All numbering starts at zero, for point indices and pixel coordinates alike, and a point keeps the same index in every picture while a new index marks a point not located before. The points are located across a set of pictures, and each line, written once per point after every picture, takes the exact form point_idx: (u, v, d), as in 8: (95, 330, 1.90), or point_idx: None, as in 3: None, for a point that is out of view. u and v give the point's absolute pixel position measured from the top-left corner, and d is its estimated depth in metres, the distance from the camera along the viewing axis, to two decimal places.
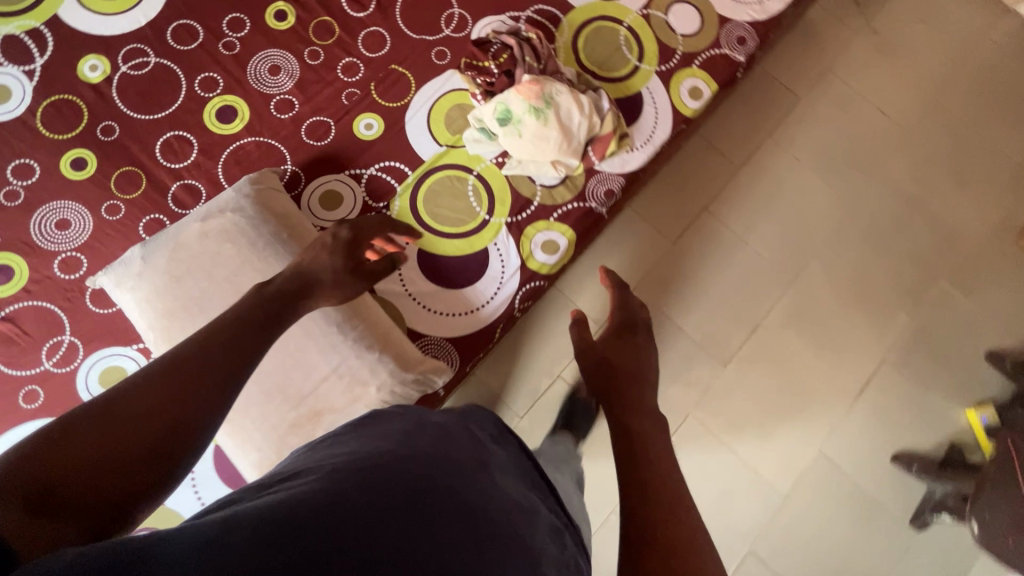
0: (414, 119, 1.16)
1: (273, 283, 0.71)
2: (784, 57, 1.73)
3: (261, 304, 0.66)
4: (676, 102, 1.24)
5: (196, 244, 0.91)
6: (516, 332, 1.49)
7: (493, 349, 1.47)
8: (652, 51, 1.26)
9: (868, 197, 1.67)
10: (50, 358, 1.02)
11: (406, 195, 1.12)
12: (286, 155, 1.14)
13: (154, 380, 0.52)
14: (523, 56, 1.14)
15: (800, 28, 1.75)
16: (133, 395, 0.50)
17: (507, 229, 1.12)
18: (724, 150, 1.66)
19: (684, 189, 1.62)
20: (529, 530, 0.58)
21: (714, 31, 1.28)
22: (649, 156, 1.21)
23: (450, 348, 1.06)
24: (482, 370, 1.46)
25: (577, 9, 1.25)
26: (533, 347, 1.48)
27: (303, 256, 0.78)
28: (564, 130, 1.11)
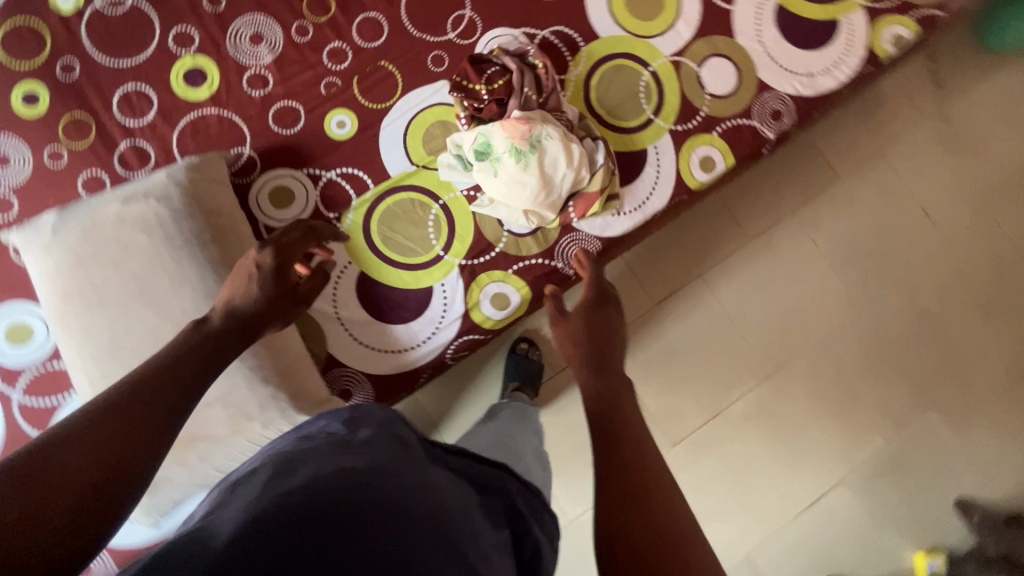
0: (391, 127, 1.06)
1: (212, 322, 0.66)
2: (836, 128, 1.55)
3: (202, 340, 0.62)
4: (682, 170, 1.11)
5: (109, 225, 0.85)
6: (471, 364, 1.42)
7: (442, 375, 1.40)
8: (672, 105, 1.12)
9: (881, 303, 1.53)
10: None
11: (361, 210, 1.03)
12: (247, 137, 1.05)
13: (92, 427, 0.47)
14: (522, 86, 1.02)
15: (862, 98, 1.56)
16: (67, 442, 0.45)
17: (459, 271, 1.03)
18: (739, 216, 1.52)
19: (683, 249, 1.50)
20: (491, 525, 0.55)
21: (749, 98, 1.13)
22: (635, 224, 1.09)
23: (367, 385, 1.00)
24: (426, 394, 1.39)
25: (602, 41, 1.12)
26: (484, 385, 1.41)
27: (232, 293, 0.71)
28: (544, 179, 1.00)
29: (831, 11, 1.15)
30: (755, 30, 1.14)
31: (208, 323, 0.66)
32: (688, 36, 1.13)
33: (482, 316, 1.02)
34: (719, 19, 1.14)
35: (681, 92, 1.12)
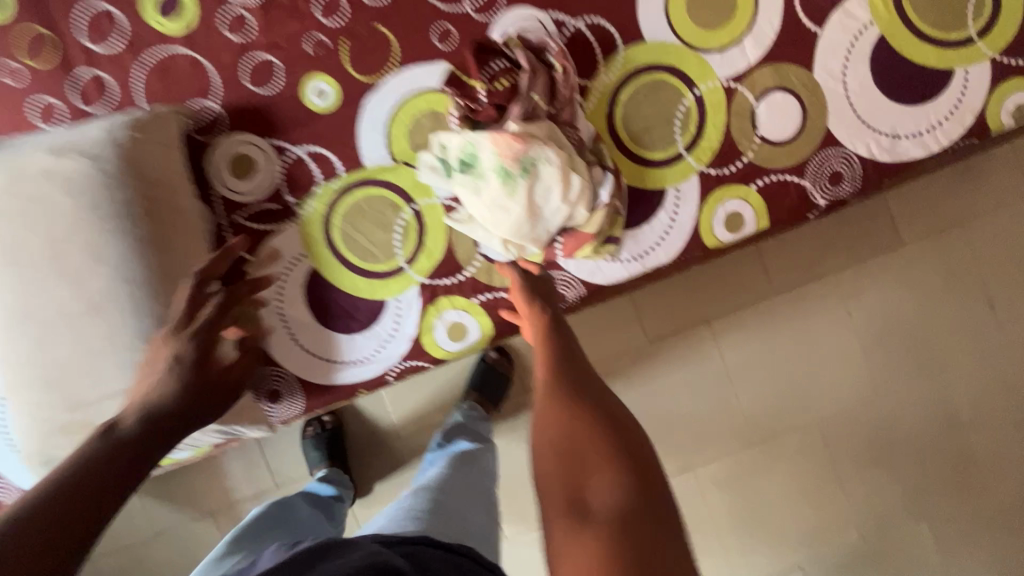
0: (375, 108, 0.92)
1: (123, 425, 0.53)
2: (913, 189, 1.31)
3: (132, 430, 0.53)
4: (702, 223, 0.94)
5: (33, 179, 0.76)
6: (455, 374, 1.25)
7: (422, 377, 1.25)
8: (712, 142, 0.93)
9: (904, 394, 1.35)
10: None
11: (326, 200, 0.92)
12: (216, 89, 0.92)
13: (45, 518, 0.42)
14: (531, 92, 0.86)
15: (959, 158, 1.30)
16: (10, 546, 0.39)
17: (419, 290, 0.93)
18: (768, 265, 1.33)
19: (694, 289, 1.33)
20: None
21: (808, 150, 0.93)
22: (630, 275, 0.95)
23: (297, 390, 0.93)
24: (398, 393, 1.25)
25: (646, 47, 0.91)
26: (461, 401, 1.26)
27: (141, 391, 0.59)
28: (531, 210, 0.85)
29: (947, 57, 0.90)
30: (841, 65, 0.91)
31: (117, 429, 0.52)
32: (755, 59, 0.91)
33: (434, 345, 0.92)
34: (799, 44, 0.91)
35: (727, 129, 0.93)
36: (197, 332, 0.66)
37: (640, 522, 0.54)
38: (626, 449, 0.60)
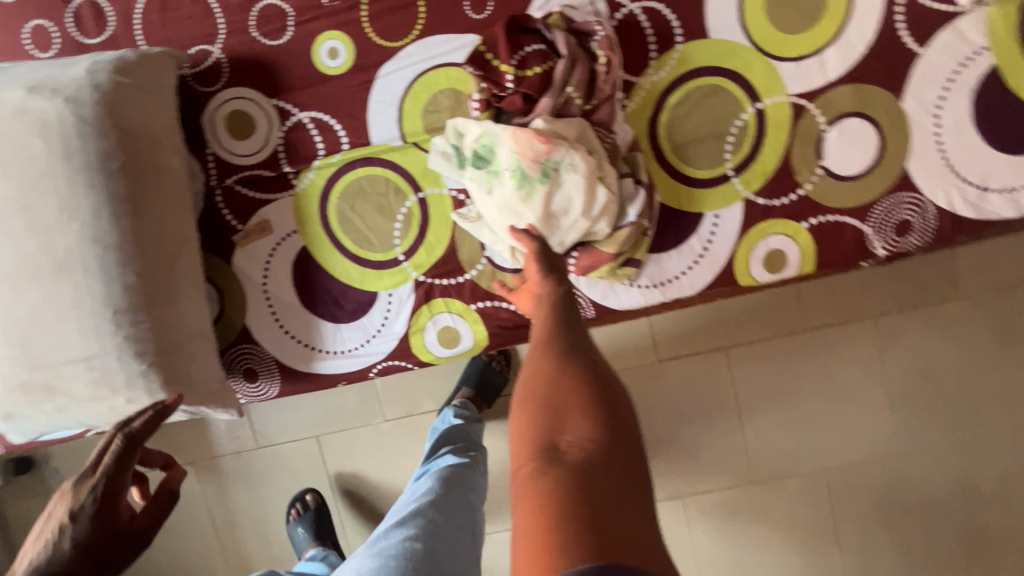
0: (391, 78, 0.82)
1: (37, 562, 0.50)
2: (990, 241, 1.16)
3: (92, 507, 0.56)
4: (737, 258, 0.83)
5: (6, 116, 0.70)
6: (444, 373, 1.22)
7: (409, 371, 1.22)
8: (766, 167, 0.80)
9: (929, 460, 1.23)
10: None
11: (326, 174, 0.84)
12: (221, 33, 0.83)
13: None
14: (566, 84, 0.74)
15: None
16: None
17: (413, 286, 0.85)
18: (804, 299, 1.21)
19: (717, 313, 1.22)
20: None
21: (877, 192, 0.80)
22: (647, 303, 0.85)
23: (273, 373, 0.88)
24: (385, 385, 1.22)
25: (708, 44, 0.78)
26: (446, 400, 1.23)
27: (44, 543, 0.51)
28: (545, 220, 0.75)
29: None
30: (938, 97, 0.77)
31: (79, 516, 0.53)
32: (835, 76, 0.78)
33: (422, 349, 0.85)
34: (891, 64, 0.77)
35: (786, 154, 0.80)
36: (108, 480, 0.55)
37: (614, 496, 0.39)
38: (612, 406, 0.45)
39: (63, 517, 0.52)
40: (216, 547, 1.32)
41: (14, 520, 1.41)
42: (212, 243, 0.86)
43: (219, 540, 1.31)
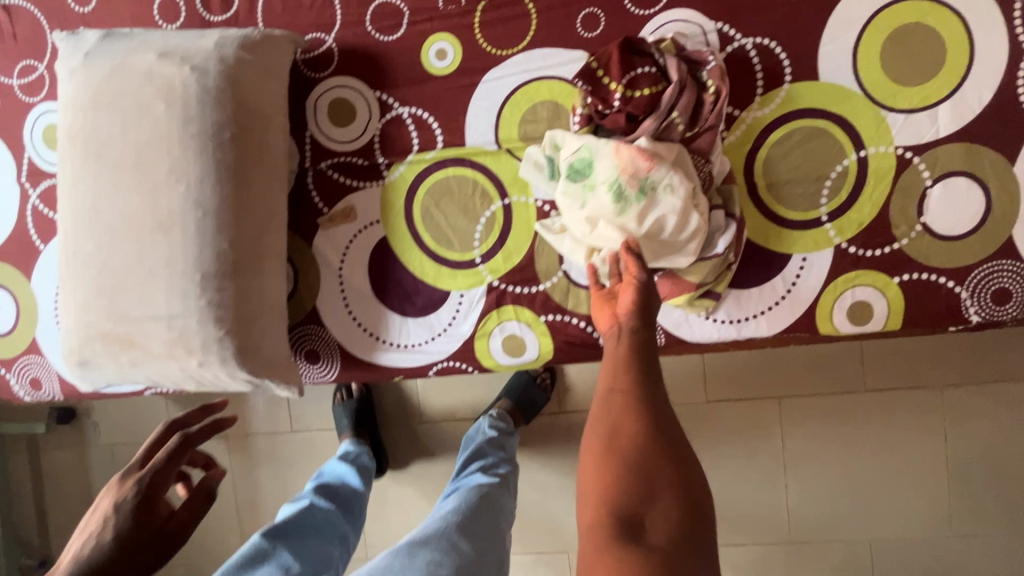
0: (494, 84, 0.83)
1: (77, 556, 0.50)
2: None
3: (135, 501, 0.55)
4: (820, 305, 0.80)
5: (136, 77, 0.74)
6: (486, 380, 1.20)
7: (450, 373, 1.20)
8: (861, 216, 0.78)
9: (986, 547, 1.15)
10: (20, 78, 0.94)
11: (416, 169, 0.85)
12: (336, 23, 0.86)
13: None
14: (671, 110, 0.74)
15: None
16: None
17: (485, 290, 0.85)
18: (868, 357, 1.16)
19: (775, 361, 1.19)
20: None
21: (978, 255, 0.76)
22: (720, 338, 0.83)
23: (334, 357, 0.88)
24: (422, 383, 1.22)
25: (818, 86, 0.77)
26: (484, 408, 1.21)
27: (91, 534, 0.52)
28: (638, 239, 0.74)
29: None
30: None
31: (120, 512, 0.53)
32: (947, 131, 0.76)
33: (486, 354, 0.84)
34: (1008, 127, 0.74)
35: (886, 206, 0.78)
36: (152, 475, 0.55)
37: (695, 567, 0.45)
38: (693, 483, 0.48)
39: (108, 508, 0.53)
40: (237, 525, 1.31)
41: (48, 469, 1.44)
42: (297, 221, 0.88)
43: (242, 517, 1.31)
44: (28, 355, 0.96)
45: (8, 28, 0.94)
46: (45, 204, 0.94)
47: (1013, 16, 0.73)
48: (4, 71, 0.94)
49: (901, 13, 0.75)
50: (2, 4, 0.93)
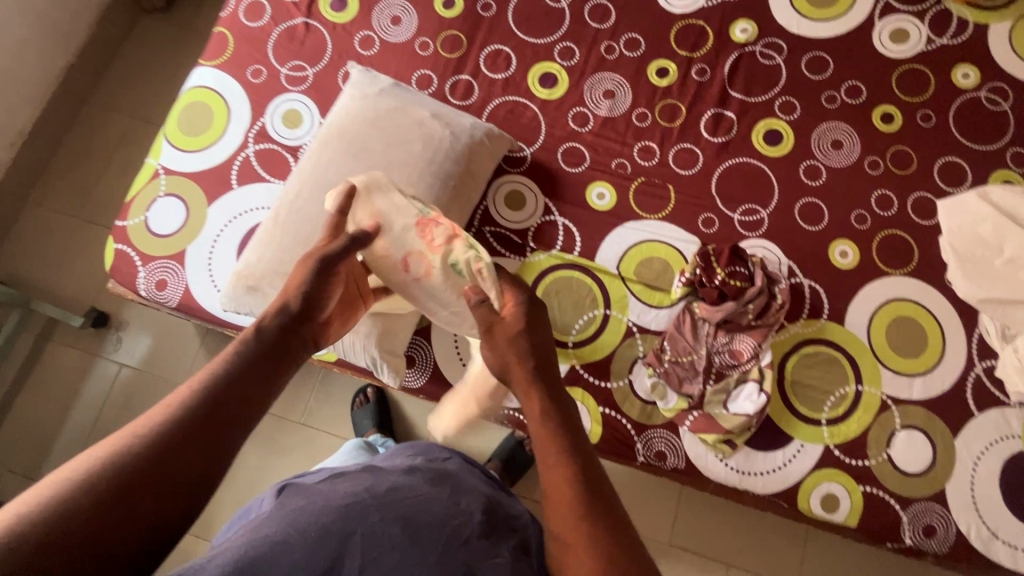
0: (630, 231, 1.13)
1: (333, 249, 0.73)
2: None
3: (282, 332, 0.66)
4: (804, 486, 1.03)
5: (411, 120, 1.02)
6: (492, 430, 1.38)
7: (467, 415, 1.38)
8: (850, 430, 1.05)
9: None
10: (288, 70, 1.21)
11: (551, 261, 1.12)
12: (536, 143, 1.19)
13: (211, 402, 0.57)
14: (749, 302, 1.05)
15: None
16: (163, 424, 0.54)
17: (566, 369, 1.07)
18: (806, 557, 1.31)
19: (736, 530, 1.33)
20: (444, 542, 0.57)
21: (920, 493, 1.03)
22: (724, 480, 1.05)
23: (423, 368, 1.05)
24: None
25: (842, 329, 1.09)
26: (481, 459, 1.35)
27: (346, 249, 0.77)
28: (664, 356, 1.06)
29: None
30: (980, 450, 1.03)
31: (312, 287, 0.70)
32: (918, 397, 1.06)
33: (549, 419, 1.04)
34: (956, 412, 1.05)
35: (866, 430, 1.05)
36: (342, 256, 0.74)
37: None
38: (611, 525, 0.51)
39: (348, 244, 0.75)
40: None
41: (49, 360, 1.46)
42: None
43: None
44: (168, 260, 1.10)
45: (299, 36, 1.24)
46: (258, 158, 1.16)
47: (972, 339, 1.08)
48: (279, 60, 1.22)
49: (905, 306, 1.10)
50: (306, 21, 1.25)
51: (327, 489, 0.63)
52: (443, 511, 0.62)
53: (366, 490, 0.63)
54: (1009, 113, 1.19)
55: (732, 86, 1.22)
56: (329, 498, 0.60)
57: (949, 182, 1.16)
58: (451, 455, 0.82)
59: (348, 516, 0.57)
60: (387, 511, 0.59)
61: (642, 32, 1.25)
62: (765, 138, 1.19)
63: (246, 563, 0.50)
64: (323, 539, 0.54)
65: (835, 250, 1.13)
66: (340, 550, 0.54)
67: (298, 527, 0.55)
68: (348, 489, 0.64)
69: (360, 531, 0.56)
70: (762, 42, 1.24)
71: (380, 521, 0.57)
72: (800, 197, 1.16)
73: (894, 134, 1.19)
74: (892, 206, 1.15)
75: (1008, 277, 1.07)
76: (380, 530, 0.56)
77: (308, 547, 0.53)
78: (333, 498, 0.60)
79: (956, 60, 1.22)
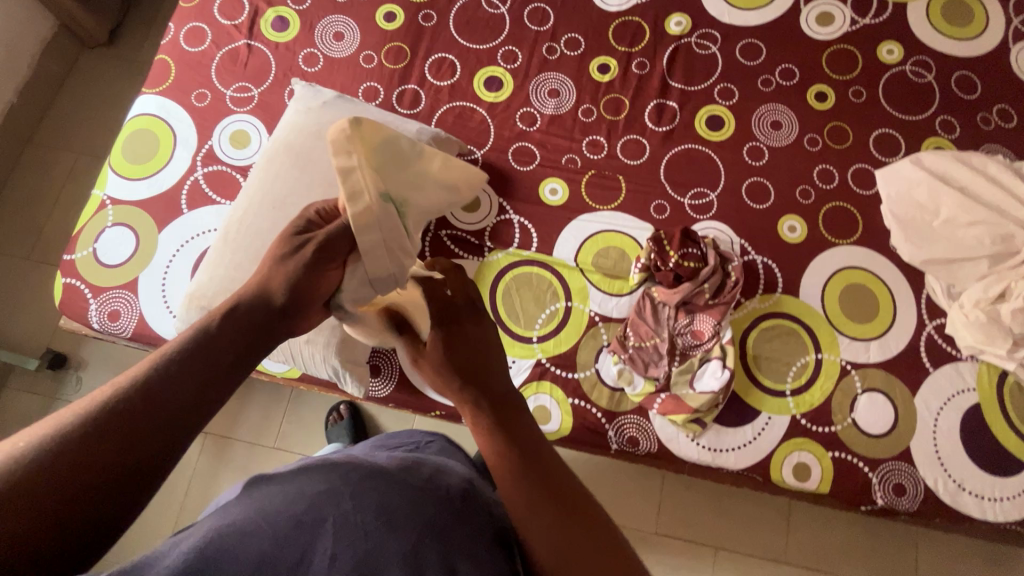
0: (585, 223, 1.15)
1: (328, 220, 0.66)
2: (956, 558, 1.29)
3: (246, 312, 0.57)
4: (775, 458, 1.05)
5: None
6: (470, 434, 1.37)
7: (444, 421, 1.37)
8: (814, 398, 1.07)
9: None
10: (233, 92, 1.21)
11: (509, 258, 1.13)
12: (486, 146, 1.21)
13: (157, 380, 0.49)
14: (704, 282, 1.08)
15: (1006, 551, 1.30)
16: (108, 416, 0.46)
17: (533, 363, 1.08)
18: (790, 532, 1.32)
19: (718, 510, 1.33)
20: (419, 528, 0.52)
21: (886, 454, 1.05)
22: (697, 459, 1.06)
23: (389, 375, 1.04)
24: (421, 422, 1.38)
25: (797, 301, 1.12)
26: None
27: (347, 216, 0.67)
28: (626, 343, 1.08)
29: None
30: (939, 406, 1.06)
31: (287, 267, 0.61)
32: (875, 360, 1.09)
33: None
34: (913, 372, 1.08)
35: (830, 398, 1.07)
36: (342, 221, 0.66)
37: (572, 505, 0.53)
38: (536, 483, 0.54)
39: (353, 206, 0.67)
40: (177, 516, 1.33)
41: (5, 405, 1.41)
42: None
43: (188, 510, 1.33)
44: (120, 289, 1.08)
45: (242, 59, 1.24)
46: (207, 181, 1.15)
47: (921, 300, 1.12)
48: (223, 83, 1.22)
49: (853, 274, 1.13)
50: (248, 43, 1.25)
51: (302, 470, 0.57)
52: (423, 494, 0.57)
53: (342, 468, 0.57)
54: (934, 83, 1.25)
55: (672, 76, 1.26)
56: (303, 479, 0.55)
57: (884, 153, 1.21)
58: (432, 440, 0.79)
59: (320, 504, 0.52)
60: (362, 496, 0.53)
61: (582, 31, 1.28)
62: (707, 124, 1.23)
63: (209, 554, 0.46)
64: (295, 530, 0.49)
65: (784, 225, 1.16)
66: (310, 539, 0.49)
67: (269, 514, 0.50)
68: (326, 466, 0.58)
69: (332, 519, 0.51)
70: (696, 33, 1.28)
71: (356, 508, 0.52)
72: (745, 176, 1.19)
73: (828, 111, 1.24)
74: (834, 179, 1.20)
75: (947, 237, 1.10)
76: (354, 517, 0.51)
77: (276, 540, 0.48)
78: (306, 480, 0.55)
79: (880, 37, 1.28)
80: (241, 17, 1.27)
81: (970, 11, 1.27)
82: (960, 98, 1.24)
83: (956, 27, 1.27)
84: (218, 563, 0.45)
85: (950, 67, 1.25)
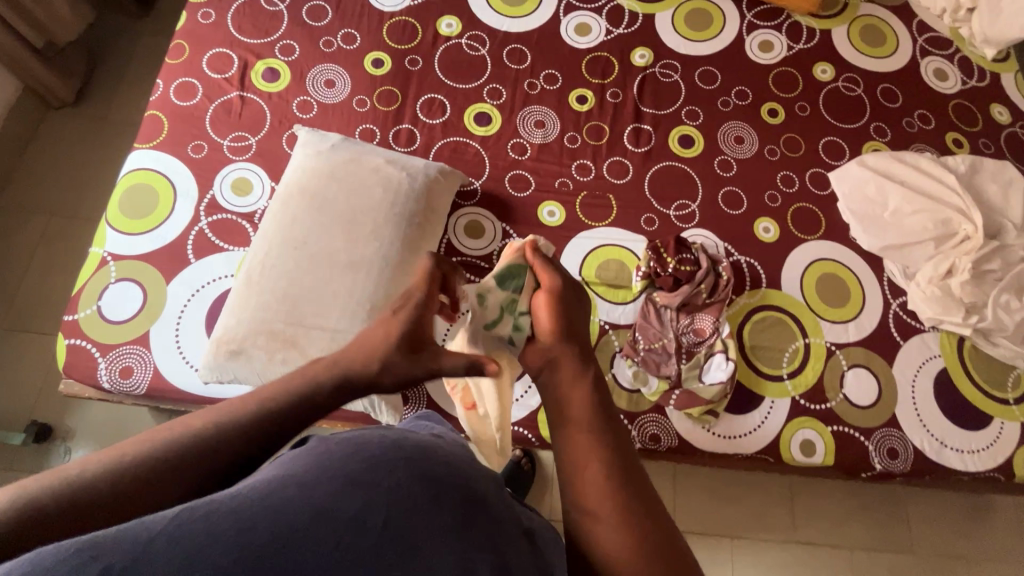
0: (584, 239, 1.24)
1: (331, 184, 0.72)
2: (941, 514, 1.42)
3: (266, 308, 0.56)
4: (783, 437, 1.14)
5: (366, 169, 1.08)
6: None
7: None
8: (808, 379, 1.18)
9: None
10: (230, 141, 1.24)
11: None
12: (484, 176, 1.28)
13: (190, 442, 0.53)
14: (700, 283, 1.17)
15: (981, 502, 1.43)
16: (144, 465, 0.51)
17: None
18: (796, 511, 1.40)
19: (730, 499, 1.40)
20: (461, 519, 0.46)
21: (876, 422, 1.16)
22: (714, 448, 1.13)
23: (418, 401, 1.05)
24: None
25: (782, 293, 1.23)
26: None
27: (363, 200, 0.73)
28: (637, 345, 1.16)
29: (990, 407, 1.18)
30: (914, 374, 1.19)
31: None
32: (854, 339, 1.21)
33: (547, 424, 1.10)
34: (888, 347, 1.21)
35: (821, 377, 1.18)
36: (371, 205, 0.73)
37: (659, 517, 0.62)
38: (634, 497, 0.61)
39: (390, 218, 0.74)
40: None
41: None
42: None
43: None
44: (132, 344, 1.06)
45: (236, 110, 1.27)
46: (212, 229, 1.15)
47: (884, 282, 1.26)
48: (219, 133, 1.24)
49: (826, 264, 1.27)
50: (241, 94, 1.28)
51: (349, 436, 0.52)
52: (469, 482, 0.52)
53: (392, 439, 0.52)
54: (864, 96, 1.44)
55: (643, 102, 1.39)
56: (350, 439, 0.50)
57: (832, 157, 1.38)
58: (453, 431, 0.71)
59: (375, 466, 0.46)
60: (414, 468, 0.48)
61: (558, 66, 1.40)
62: (680, 142, 1.36)
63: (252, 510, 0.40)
64: (350, 489, 0.43)
65: (759, 227, 1.29)
66: (364, 501, 0.43)
67: (324, 471, 0.45)
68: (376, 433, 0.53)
69: (386, 484, 0.45)
70: (659, 63, 1.43)
71: (408, 478, 0.47)
72: (720, 187, 1.32)
73: (780, 125, 1.40)
74: (795, 183, 1.34)
75: (897, 225, 1.26)
76: (406, 486, 0.46)
77: (330, 498, 0.42)
78: (358, 442, 0.50)
79: (814, 59, 1.46)
80: (232, 70, 1.30)
81: (883, 35, 1.49)
82: (886, 107, 1.43)
83: (875, 48, 1.48)
84: (259, 520, 0.39)
85: (875, 82, 1.45)
